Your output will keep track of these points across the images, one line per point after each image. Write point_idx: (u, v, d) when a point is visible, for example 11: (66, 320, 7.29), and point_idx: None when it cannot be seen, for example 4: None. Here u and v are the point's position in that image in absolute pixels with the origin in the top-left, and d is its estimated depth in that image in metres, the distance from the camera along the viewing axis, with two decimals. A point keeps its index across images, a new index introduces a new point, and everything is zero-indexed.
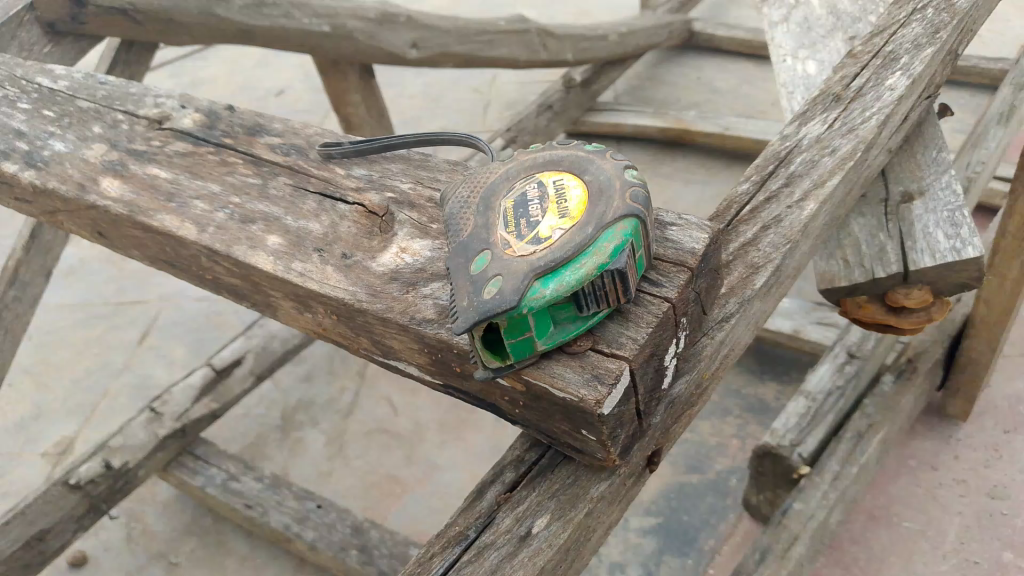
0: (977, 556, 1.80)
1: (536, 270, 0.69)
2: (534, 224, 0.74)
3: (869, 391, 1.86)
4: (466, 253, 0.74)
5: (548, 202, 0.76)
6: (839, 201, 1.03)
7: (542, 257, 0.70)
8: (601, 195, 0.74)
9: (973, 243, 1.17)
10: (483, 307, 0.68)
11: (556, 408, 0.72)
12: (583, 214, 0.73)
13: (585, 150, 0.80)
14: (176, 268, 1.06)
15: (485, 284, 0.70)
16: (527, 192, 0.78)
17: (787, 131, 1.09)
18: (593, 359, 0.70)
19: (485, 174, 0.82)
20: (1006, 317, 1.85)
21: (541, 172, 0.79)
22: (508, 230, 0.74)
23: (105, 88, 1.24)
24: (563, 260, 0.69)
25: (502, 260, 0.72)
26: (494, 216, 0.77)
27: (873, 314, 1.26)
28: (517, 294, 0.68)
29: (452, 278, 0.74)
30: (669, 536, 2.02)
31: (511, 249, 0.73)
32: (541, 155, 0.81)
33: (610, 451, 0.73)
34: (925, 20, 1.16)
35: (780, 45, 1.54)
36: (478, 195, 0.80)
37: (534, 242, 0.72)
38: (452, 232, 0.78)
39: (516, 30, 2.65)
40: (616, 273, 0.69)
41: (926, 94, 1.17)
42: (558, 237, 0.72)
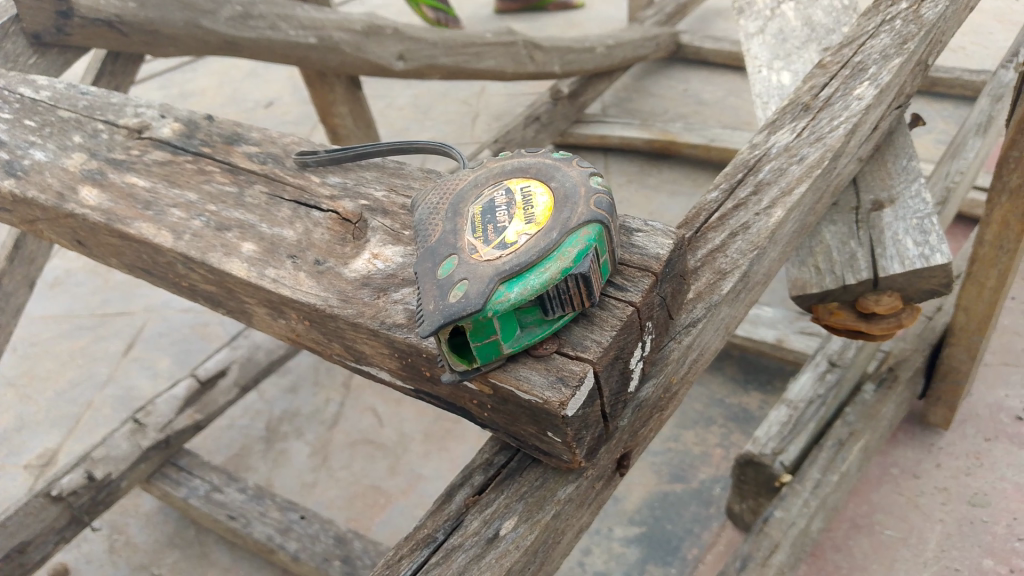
0: (958, 563, 1.81)
1: (502, 274, 0.71)
2: (500, 230, 0.75)
3: (850, 400, 1.88)
4: (433, 259, 0.76)
5: (516, 208, 0.77)
6: (808, 209, 1.05)
7: (507, 261, 0.72)
8: (567, 200, 0.76)
9: (941, 250, 1.19)
10: (449, 310, 0.69)
11: (522, 410, 0.73)
12: (550, 219, 0.75)
13: (552, 158, 0.82)
14: (154, 275, 1.07)
15: (451, 289, 0.71)
16: (495, 198, 0.79)
17: (757, 140, 1.11)
18: (560, 362, 0.72)
19: (455, 183, 0.84)
20: (985, 325, 1.87)
21: (509, 179, 0.81)
22: (475, 236, 0.76)
23: (86, 99, 1.25)
24: (529, 264, 0.71)
25: (469, 264, 0.73)
26: (463, 222, 0.78)
27: (844, 320, 1.28)
28: (483, 298, 0.69)
29: (420, 283, 0.75)
30: (653, 546, 2.02)
31: (478, 254, 0.74)
32: (509, 162, 0.83)
33: (575, 453, 0.74)
34: (893, 32, 1.19)
35: (756, 56, 1.56)
36: (447, 201, 0.82)
37: (501, 248, 0.74)
38: (421, 238, 0.79)
39: (503, 42, 2.67)
40: (583, 278, 0.71)
41: (895, 105, 1.20)
42: (523, 242, 0.73)
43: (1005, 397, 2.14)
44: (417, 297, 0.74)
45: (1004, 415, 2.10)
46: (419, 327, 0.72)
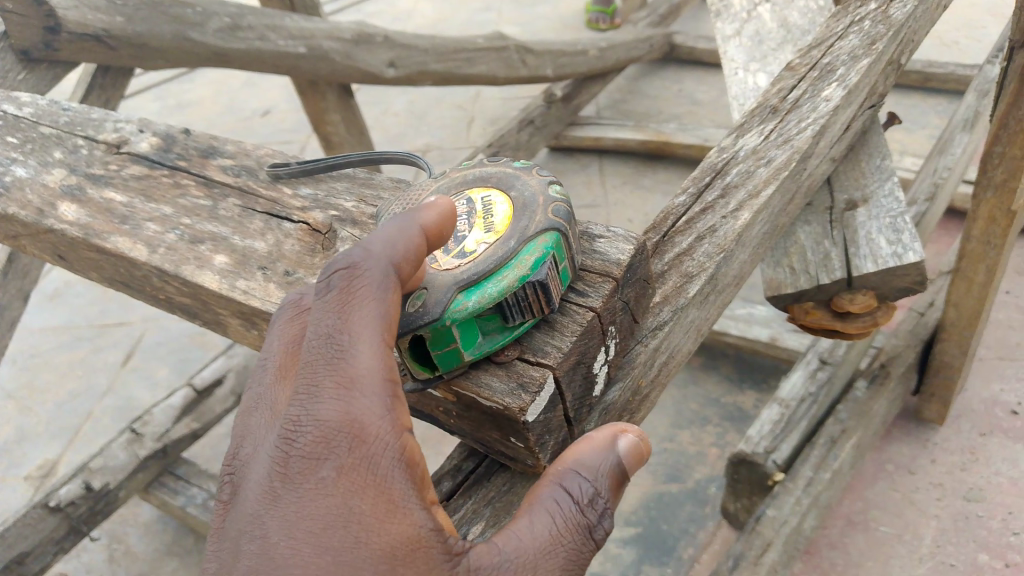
0: (953, 559, 1.82)
1: (459, 283, 0.72)
2: (460, 239, 0.76)
3: (842, 397, 1.89)
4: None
5: (476, 217, 0.78)
6: (777, 210, 1.07)
7: (465, 269, 0.73)
8: (526, 209, 0.77)
9: (914, 248, 1.21)
10: (408, 321, 0.71)
11: (485, 416, 0.74)
12: (510, 226, 0.76)
13: (513, 167, 0.83)
14: (132, 288, 1.08)
15: (411, 298, 0.72)
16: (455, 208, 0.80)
17: (725, 143, 1.12)
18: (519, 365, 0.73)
19: (416, 194, 0.85)
20: (975, 321, 1.87)
21: (471, 188, 0.82)
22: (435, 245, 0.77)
23: (68, 114, 1.27)
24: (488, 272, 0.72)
25: (429, 273, 0.74)
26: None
27: (819, 319, 1.29)
28: (442, 306, 0.70)
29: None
30: (649, 546, 2.03)
31: (437, 263, 0.75)
32: (470, 172, 0.84)
33: (539, 458, 0.75)
34: (862, 32, 1.19)
35: (732, 57, 1.57)
36: (410, 210, 0.83)
37: (461, 256, 0.75)
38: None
39: (495, 47, 2.68)
40: (544, 286, 0.72)
41: (867, 104, 1.21)
42: (482, 250, 0.75)
43: (1000, 391, 2.15)
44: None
45: (999, 409, 2.11)
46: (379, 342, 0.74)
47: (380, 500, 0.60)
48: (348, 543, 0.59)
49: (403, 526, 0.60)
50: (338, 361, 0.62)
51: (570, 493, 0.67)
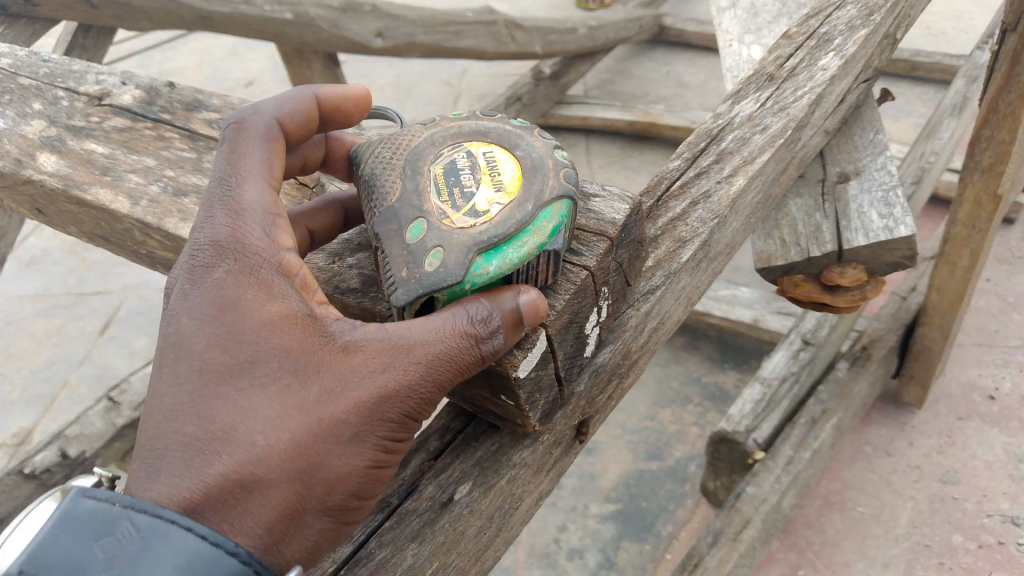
0: (928, 540, 1.83)
1: (477, 243, 0.69)
2: (468, 196, 0.74)
3: (824, 378, 1.89)
4: (397, 220, 0.74)
5: (482, 172, 0.76)
6: (771, 179, 1.06)
7: (482, 229, 0.71)
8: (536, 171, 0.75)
9: (905, 222, 1.20)
10: (427, 283, 0.69)
11: (478, 375, 0.72)
12: (524, 185, 0.74)
13: (511, 124, 0.81)
14: (114, 243, 1.06)
15: (424, 257, 0.70)
16: (455, 161, 0.78)
17: (721, 109, 1.10)
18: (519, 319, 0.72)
19: (408, 139, 0.82)
20: (957, 306, 1.87)
21: (470, 142, 0.80)
22: (440, 199, 0.75)
23: (48, 66, 1.23)
24: (508, 234, 0.70)
25: (441, 230, 0.72)
26: (426, 185, 0.77)
27: (808, 292, 1.30)
28: (464, 268, 0.69)
29: (386, 247, 0.73)
30: (628, 523, 2.04)
31: (447, 219, 0.73)
32: (467, 124, 0.82)
33: (529, 417, 0.74)
34: (860, 3, 1.18)
35: (727, 30, 1.56)
36: (404, 154, 0.80)
37: (472, 214, 0.73)
38: (379, 196, 0.78)
39: (484, 21, 2.65)
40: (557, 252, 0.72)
41: (862, 77, 1.20)
42: (496, 211, 0.72)
43: (978, 376, 2.16)
44: (384, 267, 0.72)
45: (977, 394, 2.12)
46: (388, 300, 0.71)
47: (259, 291, 0.65)
48: (237, 320, 0.63)
49: (279, 305, 0.64)
50: (230, 196, 0.71)
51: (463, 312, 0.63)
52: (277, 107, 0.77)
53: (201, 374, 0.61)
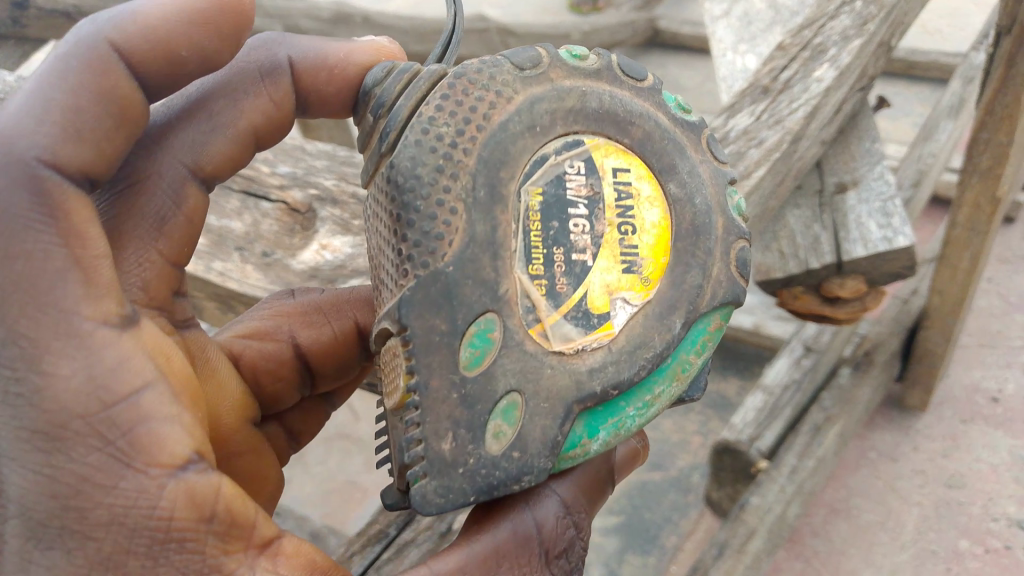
0: (935, 546, 1.82)
1: (584, 401, 0.75)
2: (587, 269, 0.79)
3: (826, 385, 1.87)
4: (457, 279, 0.72)
5: (604, 236, 0.80)
6: (768, 192, 1.05)
7: (589, 366, 0.76)
8: (699, 236, 0.81)
9: (904, 233, 1.21)
10: (479, 480, 0.71)
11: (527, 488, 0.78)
12: (658, 283, 0.80)
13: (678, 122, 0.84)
14: None
15: (495, 421, 0.72)
16: (566, 190, 0.79)
17: (715, 123, 1.09)
18: (577, 470, 0.81)
19: (504, 100, 0.76)
20: (959, 308, 1.86)
21: (600, 148, 0.80)
22: (531, 264, 0.77)
23: None
24: (628, 387, 0.77)
25: (514, 338, 0.74)
26: (516, 219, 0.76)
27: (809, 305, 1.30)
28: (551, 453, 0.74)
29: (422, 337, 0.71)
30: (633, 535, 2.02)
31: (544, 323, 0.76)
32: (599, 88, 0.80)
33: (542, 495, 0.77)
34: (854, 12, 1.15)
35: (721, 39, 1.56)
36: (483, 121, 0.75)
37: (576, 313, 0.77)
38: (430, 235, 0.72)
39: (476, 29, 2.64)
40: (673, 395, 0.81)
41: (858, 86, 1.19)
42: (624, 318, 0.79)
43: (982, 378, 2.14)
44: (417, 406, 0.71)
45: (980, 396, 2.10)
46: (405, 457, 0.71)
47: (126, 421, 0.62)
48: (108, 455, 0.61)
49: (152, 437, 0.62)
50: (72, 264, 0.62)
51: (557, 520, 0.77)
52: (81, 71, 0.65)
53: (70, 505, 0.60)
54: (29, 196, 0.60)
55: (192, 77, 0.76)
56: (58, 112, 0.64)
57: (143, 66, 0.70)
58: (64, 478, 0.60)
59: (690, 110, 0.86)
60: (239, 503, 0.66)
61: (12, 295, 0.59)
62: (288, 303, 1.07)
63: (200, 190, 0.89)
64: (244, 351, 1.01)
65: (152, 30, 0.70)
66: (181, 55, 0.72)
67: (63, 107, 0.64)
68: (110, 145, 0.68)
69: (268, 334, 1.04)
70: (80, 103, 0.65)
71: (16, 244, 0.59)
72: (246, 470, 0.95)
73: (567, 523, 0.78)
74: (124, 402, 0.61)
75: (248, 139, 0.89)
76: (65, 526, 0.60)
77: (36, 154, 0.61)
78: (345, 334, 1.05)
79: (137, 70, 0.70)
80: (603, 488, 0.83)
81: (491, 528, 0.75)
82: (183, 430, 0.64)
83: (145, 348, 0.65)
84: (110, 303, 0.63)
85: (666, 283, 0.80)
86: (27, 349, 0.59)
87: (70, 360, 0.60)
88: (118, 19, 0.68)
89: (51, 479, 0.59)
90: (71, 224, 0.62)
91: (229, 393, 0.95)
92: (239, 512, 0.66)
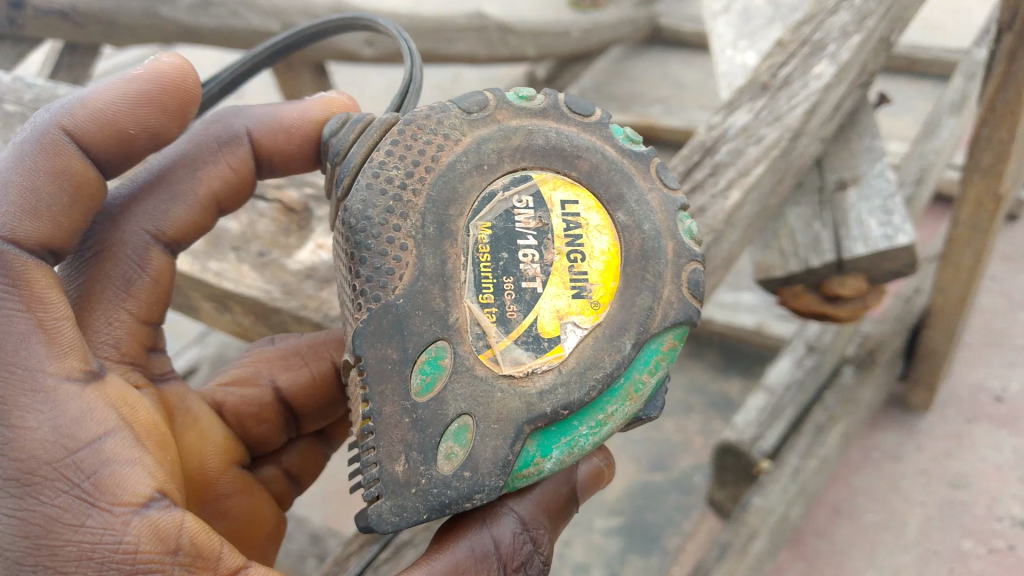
0: (938, 546, 1.81)
1: (533, 422, 0.79)
2: (536, 295, 0.85)
3: (829, 384, 1.86)
4: (406, 311, 0.80)
5: (553, 265, 0.86)
6: (768, 190, 1.05)
7: (539, 389, 0.81)
8: (648, 260, 0.86)
9: (905, 230, 1.21)
10: (431, 500, 0.76)
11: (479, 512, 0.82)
12: (609, 306, 0.85)
13: (629, 154, 0.90)
14: None
15: (446, 443, 0.77)
16: (515, 223, 0.86)
17: (714, 120, 1.09)
18: (537, 490, 0.84)
19: (451, 142, 0.85)
20: (962, 307, 1.84)
21: (546, 181, 0.88)
22: (481, 293, 0.83)
23: (33, 91, 1.23)
24: (580, 407, 0.81)
25: (465, 363, 0.80)
26: (465, 251, 0.84)
27: (809, 304, 1.29)
28: (502, 474, 0.78)
29: (375, 366, 0.78)
30: (635, 536, 2.02)
31: (489, 350, 0.81)
32: (545, 125, 0.88)
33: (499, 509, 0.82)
34: (853, 8, 1.15)
35: (721, 36, 1.56)
36: (429, 163, 0.84)
37: (529, 338, 0.83)
38: (378, 272, 0.80)
39: (475, 28, 2.64)
40: (628, 414, 0.85)
41: (858, 82, 1.18)
42: (572, 343, 0.83)
43: (986, 377, 2.13)
44: (372, 431, 0.77)
45: (984, 396, 2.09)
46: (365, 480, 0.77)
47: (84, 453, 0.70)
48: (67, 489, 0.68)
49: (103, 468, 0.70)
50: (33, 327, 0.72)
51: (504, 531, 0.81)
52: (36, 155, 0.79)
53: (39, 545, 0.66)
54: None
55: (143, 149, 0.90)
56: (17, 193, 0.77)
57: (93, 147, 0.84)
58: (34, 520, 0.67)
59: (639, 141, 0.91)
60: (204, 537, 0.72)
61: None
62: (269, 349, 1.14)
63: (165, 254, 0.98)
64: (227, 398, 1.09)
65: (99, 113, 0.84)
66: (130, 133, 0.87)
67: (21, 187, 0.78)
68: (67, 219, 0.81)
69: (248, 380, 1.12)
70: (35, 183, 0.79)
71: None
72: (236, 510, 1.02)
73: (525, 538, 0.82)
74: (87, 447, 0.70)
75: (207, 205, 1.01)
76: (39, 564, 0.66)
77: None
78: (322, 375, 1.11)
79: (89, 149, 0.84)
80: (566, 508, 0.87)
81: (450, 546, 0.79)
82: (145, 471, 0.72)
83: (106, 399, 0.75)
84: (72, 359, 0.74)
85: (616, 306, 0.85)
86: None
87: (37, 412, 0.69)
88: (69, 106, 0.83)
89: (23, 521, 0.67)
90: (31, 292, 0.73)
91: (212, 437, 1.01)
92: (204, 546, 0.72)
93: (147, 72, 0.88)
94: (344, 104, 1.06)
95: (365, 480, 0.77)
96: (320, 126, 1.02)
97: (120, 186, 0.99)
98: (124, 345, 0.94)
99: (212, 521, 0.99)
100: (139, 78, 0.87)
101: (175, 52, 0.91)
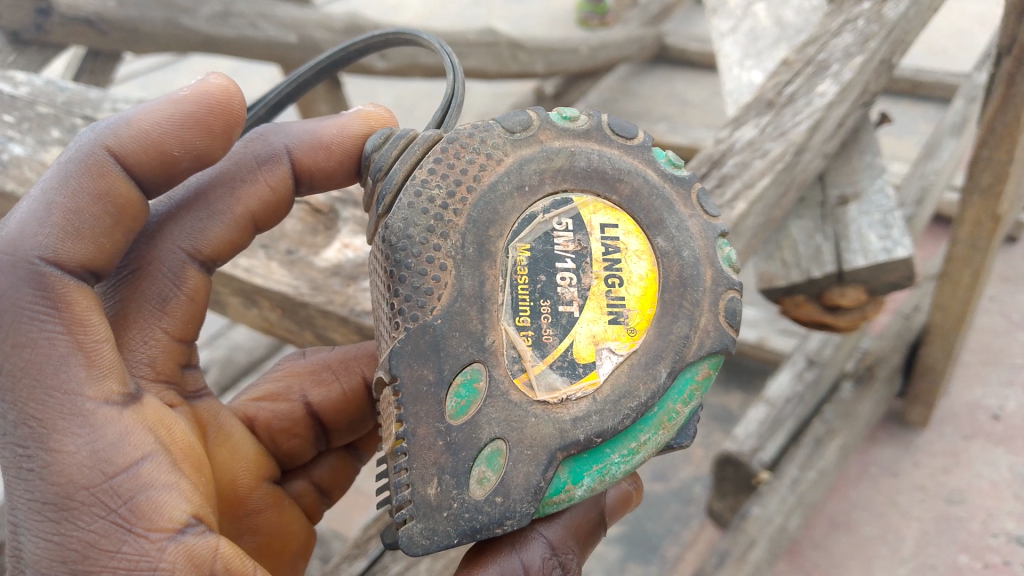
0: (934, 560, 1.83)
1: (567, 448, 0.82)
2: (572, 320, 0.88)
3: (828, 398, 1.89)
4: (444, 331, 0.82)
5: (590, 290, 0.89)
6: (772, 204, 1.08)
7: (572, 416, 0.83)
8: (686, 288, 0.89)
9: (903, 244, 1.24)
10: (462, 524, 0.79)
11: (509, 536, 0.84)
12: (644, 333, 0.88)
13: (671, 181, 0.92)
14: None
15: (479, 467, 0.80)
16: (554, 246, 0.89)
17: (722, 135, 1.13)
18: (567, 515, 0.86)
19: (493, 163, 0.87)
20: (960, 324, 1.87)
21: (586, 206, 0.90)
22: (518, 316, 0.86)
23: (66, 94, 1.28)
24: (613, 435, 0.84)
25: (499, 388, 0.82)
26: (503, 274, 0.87)
27: (810, 313, 1.31)
28: (534, 500, 0.80)
29: (411, 387, 0.81)
30: (634, 545, 2.04)
31: (524, 374, 0.84)
32: (587, 147, 0.91)
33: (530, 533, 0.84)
34: (856, 31, 1.18)
35: (728, 55, 1.59)
36: (471, 183, 0.86)
37: (564, 363, 0.86)
38: (419, 290, 0.82)
39: (485, 43, 2.68)
40: (661, 442, 0.87)
41: (860, 102, 1.22)
42: (606, 371, 0.86)
43: (983, 396, 2.16)
44: (406, 451, 0.80)
45: (982, 414, 2.11)
46: (397, 500, 0.80)
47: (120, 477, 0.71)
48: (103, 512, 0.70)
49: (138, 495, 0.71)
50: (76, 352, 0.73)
51: (535, 554, 0.82)
52: (80, 175, 0.80)
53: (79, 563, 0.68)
54: (35, 291, 0.74)
55: (185, 174, 0.91)
56: (60, 215, 0.78)
57: (138, 166, 0.85)
58: (72, 544, 0.69)
59: (681, 166, 0.94)
60: (237, 562, 0.74)
61: (23, 380, 0.71)
62: (301, 362, 1.16)
63: (201, 273, 0.99)
64: (259, 413, 1.10)
65: (143, 134, 0.85)
66: (174, 154, 0.88)
67: (64, 209, 0.79)
68: (108, 240, 0.82)
69: (281, 395, 1.13)
70: (79, 205, 0.80)
71: (26, 333, 0.72)
72: (268, 525, 1.02)
73: (554, 563, 0.83)
74: (124, 472, 0.72)
75: (245, 224, 1.01)
76: None
77: (39, 254, 0.75)
78: (352, 391, 1.13)
79: (133, 172, 0.85)
80: (593, 532, 0.89)
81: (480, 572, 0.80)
82: (180, 496, 0.74)
83: (144, 422, 0.76)
84: (111, 383, 0.75)
85: (652, 334, 0.88)
86: (40, 429, 0.70)
87: (75, 436, 0.71)
88: (114, 126, 0.84)
89: (61, 544, 0.69)
90: (73, 314, 0.74)
91: (243, 454, 1.02)
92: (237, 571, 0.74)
93: (193, 93, 0.89)
94: (382, 119, 1.05)
95: (397, 499, 0.80)
96: (360, 142, 1.01)
97: (157, 202, 1.00)
98: (159, 364, 0.94)
99: (244, 537, 1.00)
100: (184, 100, 0.88)
101: (222, 74, 0.91)
